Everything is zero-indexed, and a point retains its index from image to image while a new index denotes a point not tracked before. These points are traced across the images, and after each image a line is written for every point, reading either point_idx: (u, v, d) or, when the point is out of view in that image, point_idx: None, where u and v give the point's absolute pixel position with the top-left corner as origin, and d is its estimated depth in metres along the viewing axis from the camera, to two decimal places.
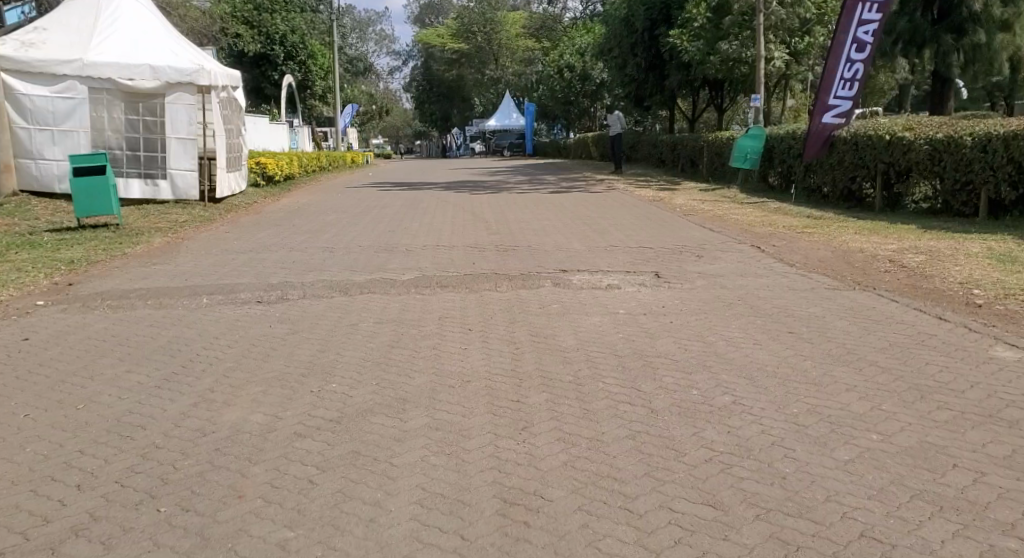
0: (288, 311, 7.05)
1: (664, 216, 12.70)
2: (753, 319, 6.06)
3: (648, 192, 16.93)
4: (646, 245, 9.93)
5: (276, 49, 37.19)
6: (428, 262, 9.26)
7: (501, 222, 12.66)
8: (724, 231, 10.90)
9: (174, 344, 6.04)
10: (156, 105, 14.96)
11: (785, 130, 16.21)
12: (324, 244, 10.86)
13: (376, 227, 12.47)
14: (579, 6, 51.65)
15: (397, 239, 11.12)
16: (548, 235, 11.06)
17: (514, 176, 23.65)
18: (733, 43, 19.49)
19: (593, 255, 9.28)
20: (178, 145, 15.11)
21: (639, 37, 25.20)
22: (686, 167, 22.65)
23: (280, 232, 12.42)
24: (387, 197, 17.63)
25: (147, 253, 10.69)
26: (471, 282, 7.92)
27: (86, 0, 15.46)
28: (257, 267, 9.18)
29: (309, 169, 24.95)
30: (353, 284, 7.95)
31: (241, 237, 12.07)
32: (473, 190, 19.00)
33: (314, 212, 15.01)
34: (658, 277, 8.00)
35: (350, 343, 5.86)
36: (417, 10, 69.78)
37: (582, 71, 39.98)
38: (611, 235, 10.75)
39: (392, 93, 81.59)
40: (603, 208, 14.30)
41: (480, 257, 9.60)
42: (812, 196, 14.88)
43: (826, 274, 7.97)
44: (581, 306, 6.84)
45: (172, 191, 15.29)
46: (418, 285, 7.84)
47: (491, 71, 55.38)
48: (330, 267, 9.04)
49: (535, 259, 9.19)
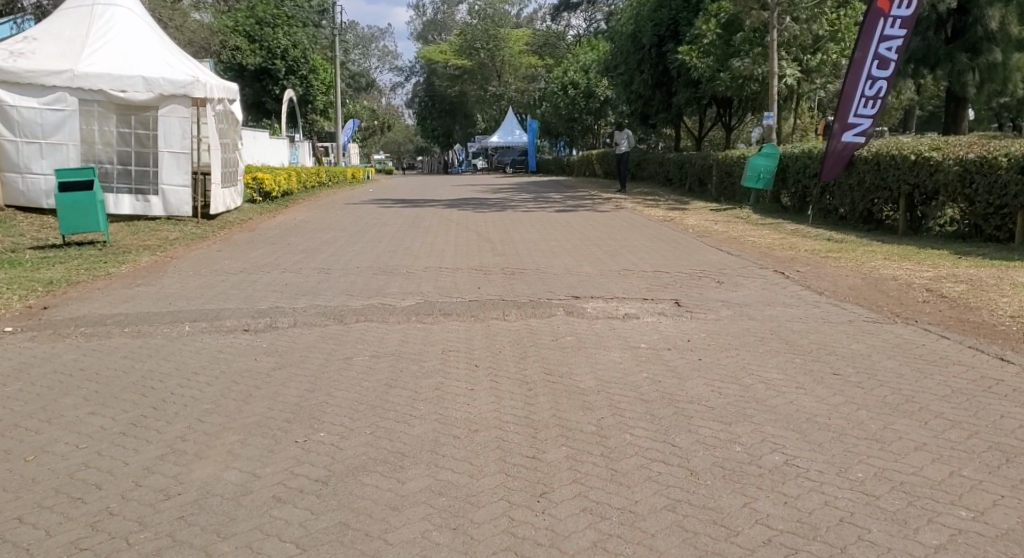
0: (276, 341, 6.46)
1: (677, 238, 12.11)
2: (791, 357, 5.47)
3: (657, 212, 16.38)
4: (661, 269, 9.35)
5: (278, 63, 36.76)
6: (430, 286, 8.69)
7: (507, 242, 12.09)
8: (743, 255, 10.33)
9: (147, 379, 5.44)
10: (149, 117, 14.41)
11: (800, 148, 15.66)
12: (320, 265, 10.28)
13: (376, 247, 11.90)
14: (583, 23, 51.37)
15: (396, 260, 10.55)
16: (557, 257, 10.48)
17: (518, 194, 23.10)
18: (745, 60, 19.02)
19: (606, 280, 8.69)
20: (170, 160, 14.51)
21: (646, 53, 24.65)
22: (694, 186, 22.11)
23: (275, 251, 11.84)
24: (387, 214, 17.07)
25: (133, 273, 10.10)
26: (476, 309, 7.34)
27: (79, 9, 14.98)
28: (247, 291, 8.58)
29: (308, 185, 24.42)
30: (349, 310, 7.37)
31: (235, 256, 11.51)
32: (475, 208, 18.45)
33: (311, 230, 14.44)
34: (679, 305, 7.41)
35: (343, 380, 5.27)
36: (420, 26, 69.61)
37: (586, 89, 39.57)
38: (623, 258, 10.17)
39: (394, 108, 81.29)
40: (612, 228, 13.71)
41: (485, 280, 9.02)
42: (829, 218, 14.33)
43: (860, 304, 7.39)
44: (597, 338, 6.25)
45: (164, 207, 14.73)
46: (420, 312, 7.26)
47: (494, 87, 55.06)
48: (325, 291, 8.45)
49: (545, 284, 8.60)
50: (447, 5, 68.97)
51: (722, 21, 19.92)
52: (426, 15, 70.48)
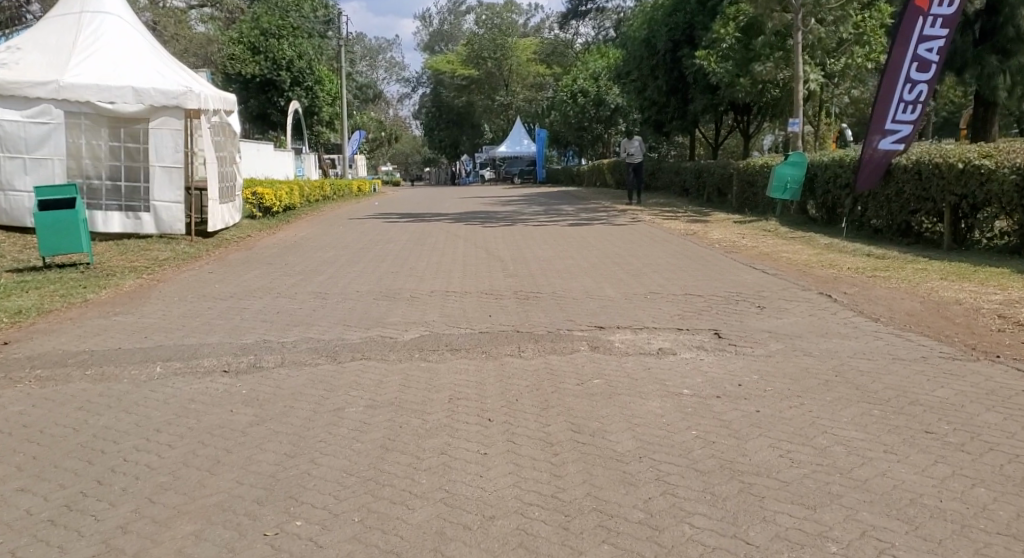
0: (258, 385, 5.58)
1: (704, 255, 11.22)
2: (867, 409, 4.58)
3: (678, 225, 15.50)
4: (693, 292, 8.44)
5: (283, 75, 36.01)
6: (436, 314, 7.83)
7: (519, 260, 11.24)
8: (779, 274, 9.44)
9: (100, 438, 4.57)
10: (139, 131, 13.68)
11: (829, 156, 14.76)
12: (317, 290, 9.43)
13: (379, 266, 11.05)
14: (591, 31, 50.66)
15: (401, 282, 9.67)
16: (577, 277, 9.60)
17: (528, 206, 22.22)
18: (767, 65, 18.20)
19: (635, 307, 7.79)
20: (162, 175, 13.71)
21: (660, 59, 23.94)
22: (713, 196, 21.22)
23: (270, 273, 11.01)
24: (393, 230, 16.25)
25: (114, 300, 9.24)
26: (489, 343, 6.46)
27: (66, 18, 14.25)
28: (234, 321, 7.74)
29: (311, 198, 23.61)
30: (344, 346, 6.49)
31: (228, 278, 10.68)
32: (484, 221, 17.59)
33: (312, 248, 13.62)
34: (721, 338, 6.52)
35: (330, 442, 4.39)
36: (427, 37, 69.02)
37: (597, 97, 38.74)
38: (650, 279, 9.28)
39: (401, 120, 80.72)
40: (632, 243, 12.81)
41: (499, 306, 8.14)
42: (863, 231, 13.40)
43: (927, 333, 6.49)
44: (631, 381, 5.35)
45: (156, 224, 13.86)
46: (424, 347, 6.38)
47: (502, 97, 54.30)
48: (321, 321, 7.60)
49: (565, 311, 7.71)
50: (454, 16, 68.36)
51: (741, 25, 19.15)
52: (433, 26, 69.97)
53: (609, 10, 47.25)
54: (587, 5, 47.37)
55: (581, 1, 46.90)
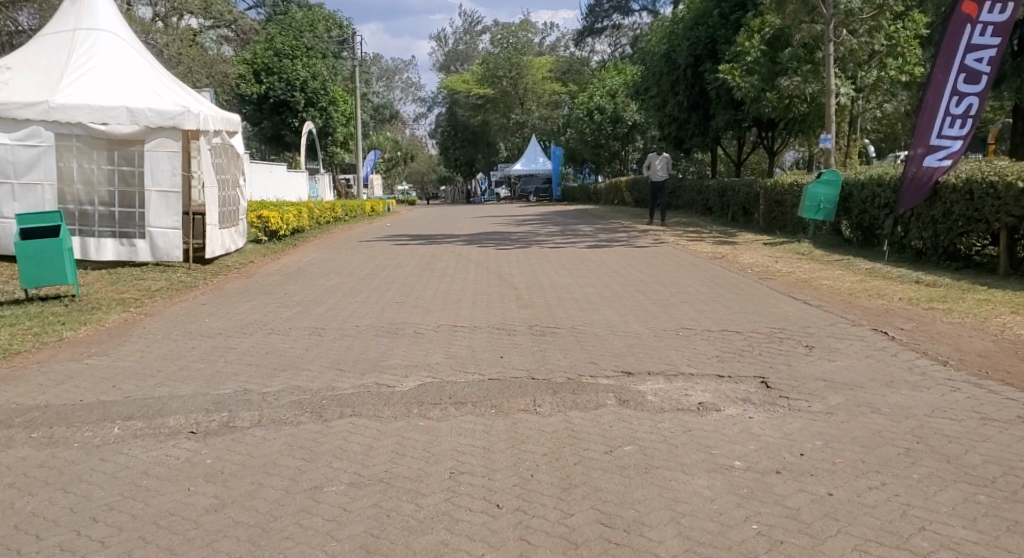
0: (226, 452, 4.73)
1: (738, 283, 10.30)
2: (968, 495, 3.68)
3: (704, 247, 14.62)
4: (730, 329, 7.53)
5: (297, 96, 35.33)
6: (442, 355, 6.96)
7: (534, 289, 10.40)
8: (824, 305, 8.55)
9: (21, 532, 3.74)
10: (134, 153, 13.01)
11: (865, 173, 13.86)
12: (314, 325, 8.63)
13: (384, 297, 10.22)
14: (608, 48, 50.09)
15: (407, 316, 8.83)
16: (600, 310, 8.72)
17: (545, 227, 21.34)
18: (795, 78, 17.41)
19: (666, 349, 6.88)
20: (158, 200, 13.01)
21: (681, 74, 23.13)
22: (738, 216, 20.40)
23: (267, 304, 10.22)
24: (403, 253, 15.48)
25: (92, 339, 8.45)
26: (500, 394, 5.57)
27: (60, 36, 13.65)
28: (216, 366, 6.92)
29: (320, 220, 22.84)
30: (333, 398, 5.63)
31: (221, 311, 9.89)
32: (499, 244, 16.78)
33: (315, 275, 12.87)
34: (770, 389, 5.60)
35: (299, 542, 3.56)
36: (442, 57, 68.58)
37: (614, 113, 37.98)
38: (680, 312, 8.38)
39: (417, 139, 80.41)
40: (657, 269, 11.94)
41: (513, 345, 7.26)
42: (905, 253, 12.46)
43: (1011, 382, 5.58)
44: (669, 448, 4.47)
45: (152, 252, 13.12)
46: (425, 399, 5.52)
47: (517, 116, 53.73)
48: (313, 365, 6.78)
49: (589, 351, 6.82)
50: (469, 35, 67.99)
51: (767, 37, 18.43)
52: (448, 45, 69.70)
53: (626, 27, 47.19)
54: (603, 22, 47.18)
55: (597, 18, 47.12)
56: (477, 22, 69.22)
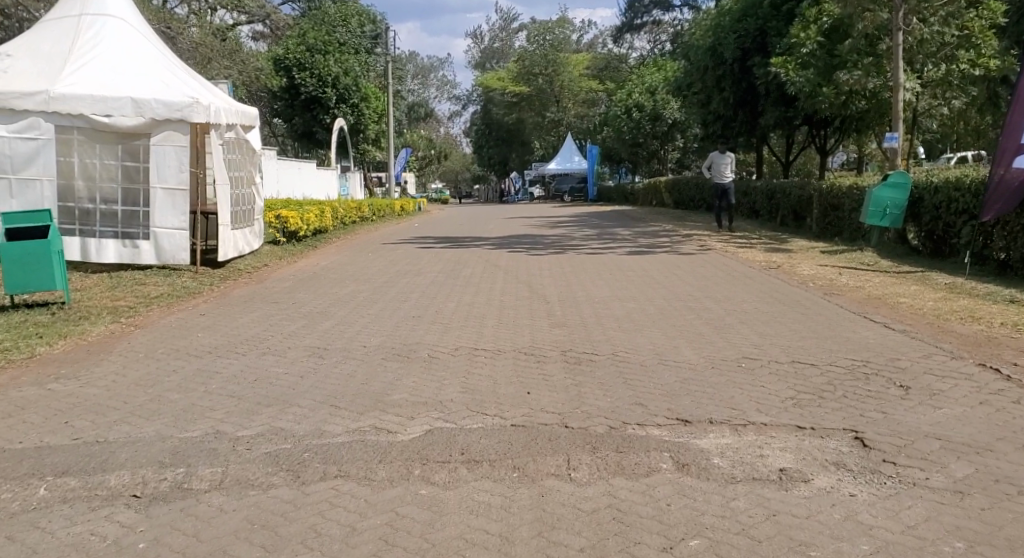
0: (168, 531, 3.66)
1: (801, 301, 9.06)
2: None
3: (756, 255, 13.37)
4: (803, 361, 6.31)
5: (328, 91, 34.59)
6: (457, 390, 5.84)
7: (569, 303, 9.26)
8: (910, 329, 7.29)
9: None
10: (139, 147, 12.08)
11: (938, 176, 12.52)
12: (316, 343, 7.56)
13: (400, 310, 9.15)
14: (648, 44, 48.76)
15: (425, 335, 7.72)
16: (646, 333, 7.55)
17: (580, 229, 20.18)
18: (856, 72, 16.11)
19: (732, 389, 5.69)
20: (163, 197, 12.04)
21: (728, 69, 21.84)
22: (788, 220, 19.29)
23: (270, 316, 9.20)
24: (428, 257, 14.44)
25: (66, 356, 7.45)
26: (524, 450, 4.44)
27: (65, 22, 12.78)
28: (192, 398, 5.86)
29: (346, 220, 21.90)
30: (317, 449, 4.54)
31: (219, 323, 8.86)
32: (531, 247, 15.66)
33: (332, 281, 11.88)
34: (869, 449, 4.38)
35: None
36: (478, 54, 67.51)
37: (653, 111, 36.68)
38: (741, 339, 7.18)
39: (451, 138, 79.59)
40: (706, 280, 10.74)
41: (543, 378, 6.12)
42: (986, 265, 11.11)
43: None
44: (750, 548, 3.31)
45: (156, 254, 12.16)
46: (431, 456, 4.40)
47: (553, 113, 52.48)
48: (306, 399, 5.71)
49: (636, 390, 5.66)
50: (505, 33, 66.84)
51: (824, 28, 17.33)
52: (483, 42, 68.71)
53: (666, 23, 45.88)
54: (642, 18, 45.87)
55: (637, 14, 45.75)
56: (513, 19, 68.15)
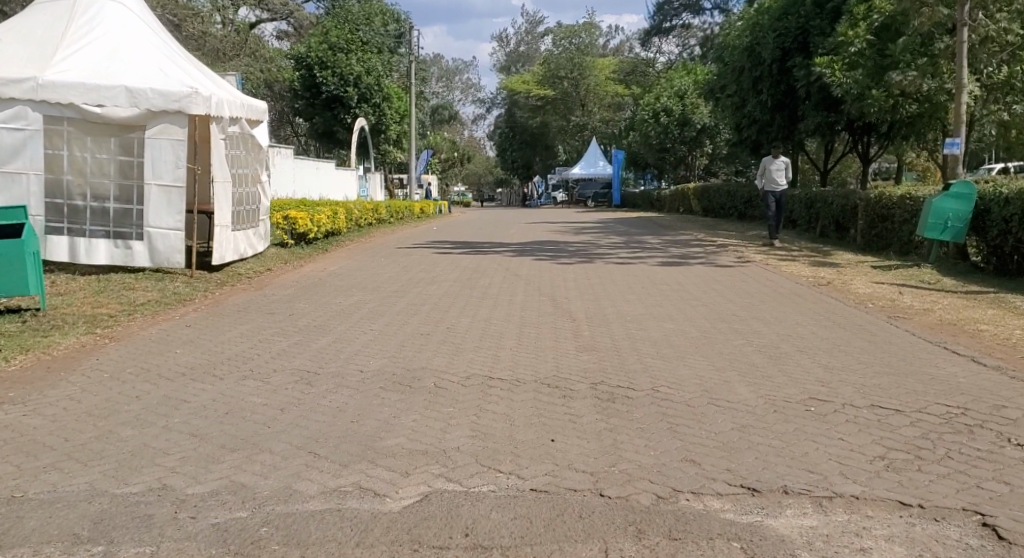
0: None
1: (864, 327, 7.92)
2: None
3: (801, 269, 12.24)
4: (886, 407, 5.22)
5: (349, 91, 33.68)
6: (465, 435, 4.79)
7: (600, 322, 8.19)
8: (1005, 365, 6.18)
9: None
10: (134, 140, 11.13)
11: (1009, 186, 11.34)
12: (308, 367, 6.55)
13: (408, 326, 8.12)
14: (676, 48, 47.67)
15: (433, 359, 6.69)
16: (691, 364, 6.45)
17: (606, 236, 19.07)
18: (909, 72, 15.00)
19: (804, 444, 4.59)
20: (158, 195, 11.06)
21: (765, 70, 20.71)
22: (830, 231, 18.19)
23: (263, 329, 8.19)
24: (444, 264, 13.45)
25: (20, 374, 6.45)
26: (549, 534, 3.41)
27: (60, 4, 11.91)
28: (147, 437, 4.84)
29: (361, 223, 20.96)
30: (281, 524, 3.53)
31: (205, 337, 7.87)
32: (555, 255, 14.61)
33: (339, 289, 10.91)
34: (1007, 546, 3.31)
35: None
36: (503, 57, 66.60)
37: (682, 116, 35.57)
38: (804, 375, 6.08)
39: (474, 141, 78.68)
40: (751, 298, 9.65)
41: (570, 422, 5.07)
42: None
43: None
44: None
45: (150, 255, 11.15)
46: (428, 539, 3.38)
47: (577, 117, 51.36)
48: (283, 442, 4.70)
49: (686, 445, 4.60)
50: (531, 36, 65.90)
51: (875, 26, 16.29)
52: (508, 45, 67.79)
53: (695, 26, 44.76)
54: (671, 21, 44.67)
55: (666, 17, 44.58)
56: (539, 22, 67.24)
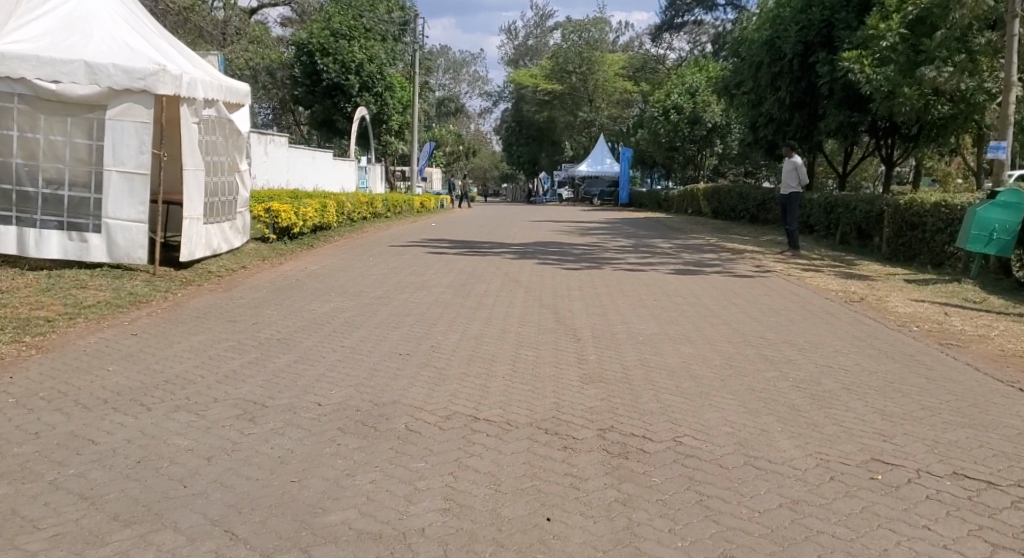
0: None
1: (916, 357, 6.80)
2: None
3: (829, 282, 11.15)
4: (972, 477, 4.13)
5: (351, 79, 32.48)
6: (435, 508, 3.70)
7: (607, 344, 7.08)
8: None
9: None
10: (93, 121, 9.96)
11: None
12: (256, 396, 5.43)
13: (386, 343, 7.02)
14: (687, 45, 46.45)
15: (410, 390, 5.58)
16: (718, 406, 5.33)
17: (614, 238, 17.94)
18: (947, 69, 13.89)
19: (880, 537, 3.49)
20: (119, 182, 9.93)
21: (786, 66, 19.57)
22: (852, 239, 17.10)
23: (218, 343, 7.07)
24: (437, 266, 12.35)
25: None
26: None
27: None
28: (23, 498, 3.73)
29: (354, 216, 19.85)
30: None
31: (149, 350, 6.75)
32: (558, 258, 13.49)
33: (319, 293, 9.84)
34: None
35: None
36: (511, 50, 65.33)
37: (693, 114, 34.40)
38: (860, 425, 4.96)
39: (480, 135, 77.49)
40: (778, 316, 8.54)
41: (571, 490, 3.96)
42: None
43: None
44: None
45: (107, 250, 10.03)
46: None
47: (585, 113, 50.20)
48: (198, 513, 3.60)
49: (724, 535, 3.49)
50: (540, 30, 64.68)
51: (909, 19, 15.12)
52: (517, 38, 66.53)
53: (707, 23, 43.54)
54: (683, 17, 43.40)
55: (678, 13, 43.30)
56: (549, 16, 66.02)
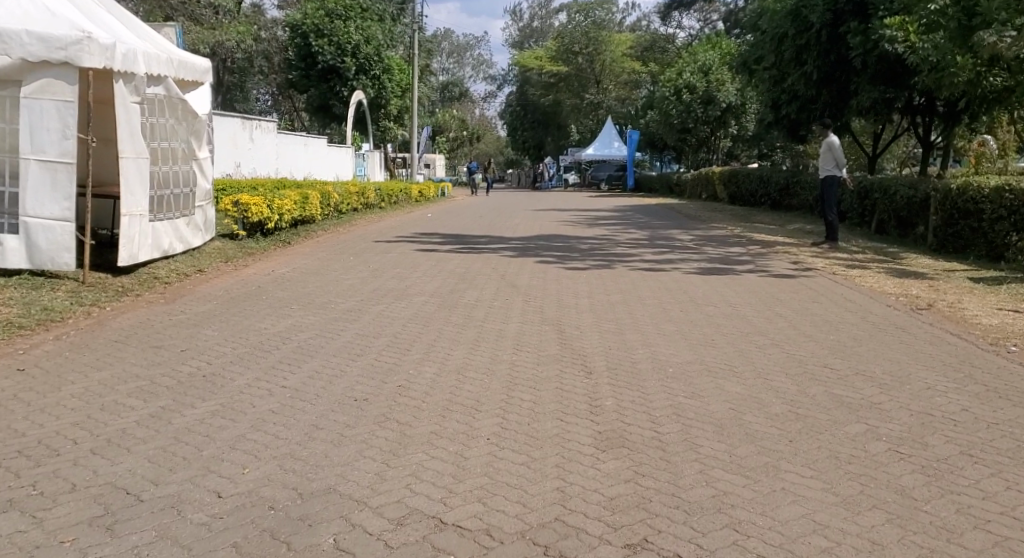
0: None
1: None
2: None
3: (884, 284, 9.45)
4: None
5: (347, 61, 30.66)
6: None
7: (628, 379, 5.43)
8: None
9: None
10: (6, 99, 8.29)
11: None
12: (133, 481, 3.80)
13: (340, 382, 5.37)
14: (698, 23, 44.43)
15: (354, 468, 3.94)
16: (797, 495, 3.66)
17: (625, 229, 16.28)
18: (999, 29, 11.97)
19: None
20: (38, 174, 8.33)
21: (812, 37, 17.74)
22: (891, 226, 15.38)
23: (119, 384, 5.41)
24: (426, 266, 10.71)
25: None
26: None
27: None
28: None
29: (342, 207, 18.21)
30: None
31: (25, 397, 5.11)
32: (565, 255, 11.84)
33: (276, 305, 8.20)
34: None
35: None
36: (516, 32, 63.33)
37: (706, 93, 32.60)
38: (1016, 533, 3.30)
39: (484, 120, 75.79)
40: (837, 333, 6.88)
41: None
42: None
43: None
44: None
45: (27, 254, 8.42)
46: None
47: (591, 95, 48.09)
48: None
49: None
50: (544, 10, 62.64)
51: None
52: (521, 19, 64.50)
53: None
54: None
55: None
56: None
